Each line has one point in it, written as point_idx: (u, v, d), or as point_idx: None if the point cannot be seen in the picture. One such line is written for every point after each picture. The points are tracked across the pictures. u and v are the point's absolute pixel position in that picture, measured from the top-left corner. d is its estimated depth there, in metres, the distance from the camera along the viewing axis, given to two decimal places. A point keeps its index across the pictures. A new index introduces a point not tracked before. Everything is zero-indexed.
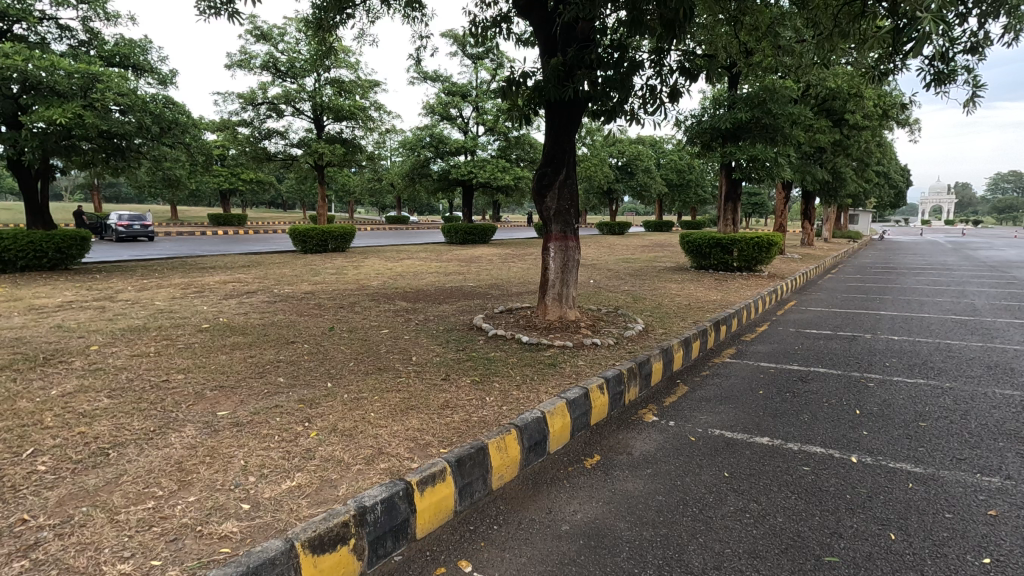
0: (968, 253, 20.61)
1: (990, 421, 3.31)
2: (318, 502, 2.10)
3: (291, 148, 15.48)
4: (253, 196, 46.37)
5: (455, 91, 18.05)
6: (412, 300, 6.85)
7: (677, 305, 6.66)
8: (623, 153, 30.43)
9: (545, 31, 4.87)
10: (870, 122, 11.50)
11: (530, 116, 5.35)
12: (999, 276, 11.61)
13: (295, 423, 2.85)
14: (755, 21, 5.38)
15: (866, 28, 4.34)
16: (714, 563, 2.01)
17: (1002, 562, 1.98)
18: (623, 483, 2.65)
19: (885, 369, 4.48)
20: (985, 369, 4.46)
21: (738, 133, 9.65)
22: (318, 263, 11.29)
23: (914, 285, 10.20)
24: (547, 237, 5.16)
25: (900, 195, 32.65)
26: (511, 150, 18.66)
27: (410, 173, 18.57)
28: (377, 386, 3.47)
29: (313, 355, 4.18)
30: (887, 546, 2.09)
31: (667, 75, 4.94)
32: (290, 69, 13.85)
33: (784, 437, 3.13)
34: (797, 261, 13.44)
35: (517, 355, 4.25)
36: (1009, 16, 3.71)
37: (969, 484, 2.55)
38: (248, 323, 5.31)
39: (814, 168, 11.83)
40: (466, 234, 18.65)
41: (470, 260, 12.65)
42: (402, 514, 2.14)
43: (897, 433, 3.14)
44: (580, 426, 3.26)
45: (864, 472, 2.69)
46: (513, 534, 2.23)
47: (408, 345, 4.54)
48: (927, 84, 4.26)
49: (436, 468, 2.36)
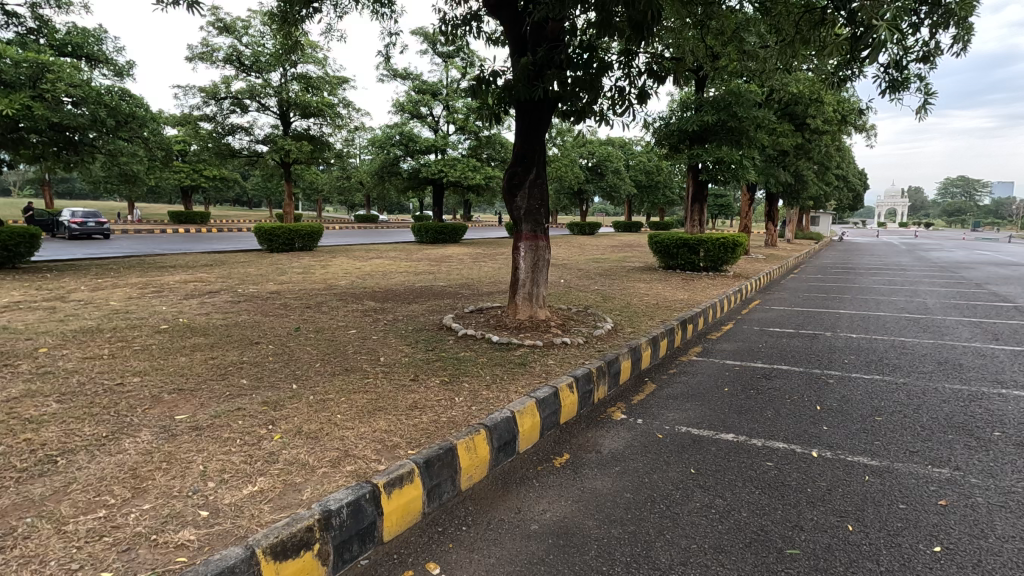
0: (920, 253, 21.57)
1: (940, 415, 3.45)
2: (281, 507, 2.04)
3: (256, 145, 15.09)
4: (216, 193, 45.05)
5: (425, 89, 17.93)
6: (381, 300, 6.74)
7: (645, 304, 6.77)
8: (593, 154, 30.70)
9: (515, 30, 4.86)
10: (830, 126, 11.92)
11: (500, 116, 5.34)
12: (948, 276, 12.15)
13: (258, 426, 2.77)
14: (721, 26, 5.51)
15: (825, 36, 4.48)
16: (681, 559, 2.04)
17: (951, 549, 2.07)
18: (592, 481, 2.66)
19: (844, 366, 4.63)
20: (936, 364, 4.65)
21: (704, 136, 9.84)
22: (283, 263, 11.01)
23: (871, 285, 10.60)
24: (517, 237, 5.15)
25: (857, 198, 33.86)
26: (482, 150, 18.61)
27: (379, 172, 18.34)
28: (344, 387, 3.41)
29: (278, 356, 4.08)
30: (845, 537, 2.15)
31: (635, 77, 5.00)
32: (254, 63, 13.50)
33: (748, 433, 3.20)
34: (761, 261, 13.75)
35: (487, 355, 4.23)
36: (958, 26, 3.88)
37: (921, 475, 2.65)
38: (209, 324, 5.16)
39: (777, 171, 12.15)
40: (436, 233, 18.52)
41: (440, 260, 12.56)
42: (368, 516, 2.10)
43: (855, 428, 3.25)
44: (549, 425, 3.27)
45: (824, 466, 2.78)
46: (482, 535, 2.22)
47: (376, 345, 4.47)
48: (881, 91, 4.41)
49: (403, 469, 2.32)
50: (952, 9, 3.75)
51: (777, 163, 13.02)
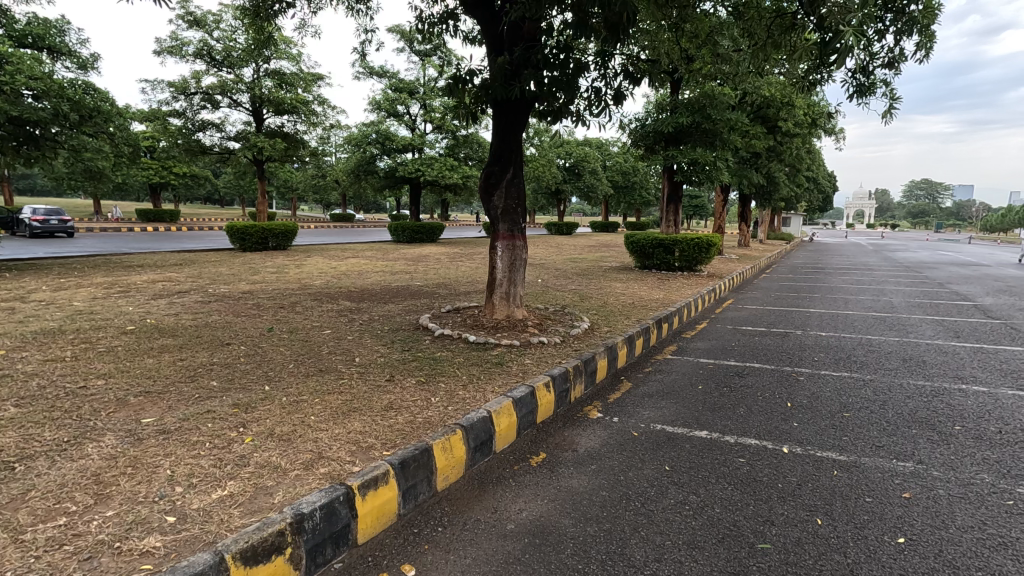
0: (886, 253, 22.25)
1: (904, 410, 3.56)
2: (251, 511, 2.00)
3: (228, 141, 14.78)
4: (186, 191, 44.08)
5: (402, 88, 17.79)
6: (357, 300, 6.65)
7: (621, 303, 6.83)
8: (570, 154, 30.86)
9: (492, 30, 4.86)
10: (800, 129, 12.22)
11: (477, 115, 5.33)
12: (912, 276, 12.54)
13: (228, 428, 2.71)
14: (695, 29, 5.60)
15: (795, 41, 4.58)
16: (655, 556, 2.06)
17: (914, 540, 2.13)
18: (569, 479, 2.67)
19: (814, 363, 4.74)
20: (902, 362, 4.79)
21: (679, 137, 9.98)
22: (256, 262, 10.79)
23: (839, 284, 10.87)
24: (494, 237, 5.13)
25: (827, 200, 34.72)
26: (460, 149, 18.53)
27: (355, 170, 18.13)
28: (318, 389, 3.35)
29: (251, 357, 4.00)
30: (814, 531, 2.20)
31: (611, 78, 5.04)
32: (226, 58, 13.22)
33: (722, 430, 3.25)
34: (734, 261, 13.99)
35: (464, 355, 4.21)
36: (921, 34, 4.00)
37: (886, 469, 2.73)
38: (178, 324, 5.02)
39: (750, 172, 12.39)
40: (413, 233, 18.41)
41: (417, 259, 12.48)
42: (342, 519, 2.08)
43: (824, 424, 3.33)
44: (526, 424, 3.27)
45: (795, 461, 2.84)
46: (458, 535, 2.21)
47: (351, 346, 4.42)
48: (849, 95, 4.53)
49: (378, 471, 2.30)
50: (916, 16, 3.86)
51: (750, 165, 13.26)
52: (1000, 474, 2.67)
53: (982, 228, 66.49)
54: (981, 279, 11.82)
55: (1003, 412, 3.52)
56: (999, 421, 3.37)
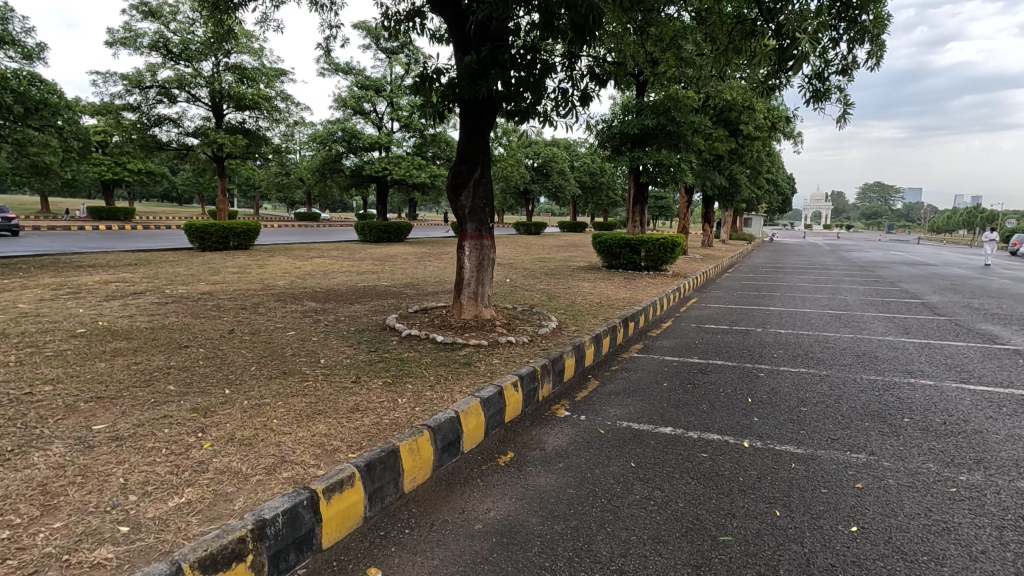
0: (840, 253, 23.12)
1: (857, 404, 3.71)
2: (210, 519, 1.94)
3: (186, 137, 14.31)
4: (142, 189, 42.49)
5: (369, 85, 17.57)
6: (321, 300, 6.54)
7: (589, 302, 6.91)
8: (539, 154, 31.04)
9: (459, 29, 4.85)
10: (760, 132, 12.59)
11: (443, 114, 5.30)
12: (866, 275, 13.05)
13: (186, 433, 2.63)
14: (660, 32, 5.70)
15: (754, 47, 4.72)
16: (621, 551, 2.09)
17: (866, 529, 2.22)
18: (536, 478, 2.69)
19: (773, 359, 4.89)
20: (855, 357, 4.99)
21: (644, 139, 10.15)
22: (216, 262, 10.48)
23: (797, 283, 11.24)
24: (462, 236, 5.11)
25: (786, 201, 35.83)
26: (427, 148, 18.40)
27: (321, 168, 17.82)
28: (281, 391, 3.27)
29: (210, 360, 3.89)
30: (773, 522, 2.27)
31: (578, 79, 5.09)
32: (183, 51, 12.79)
33: (686, 426, 3.32)
34: (697, 261, 14.32)
35: (431, 355, 4.19)
36: (872, 43, 4.17)
37: (841, 461, 2.84)
38: (132, 327, 4.84)
39: (712, 174, 12.71)
40: (380, 232, 18.21)
41: (384, 259, 12.33)
42: (305, 524, 2.03)
43: (783, 418, 3.44)
44: (493, 424, 3.27)
45: (755, 455, 2.92)
46: (425, 536, 2.20)
47: (316, 347, 4.35)
48: (806, 100, 4.69)
49: (343, 474, 2.26)
50: (867, 26, 4.03)
51: (713, 167, 13.60)
52: (945, 462, 2.81)
53: (930, 229, 69.78)
54: (928, 277, 12.40)
55: (947, 404, 3.71)
56: (944, 412, 3.54)
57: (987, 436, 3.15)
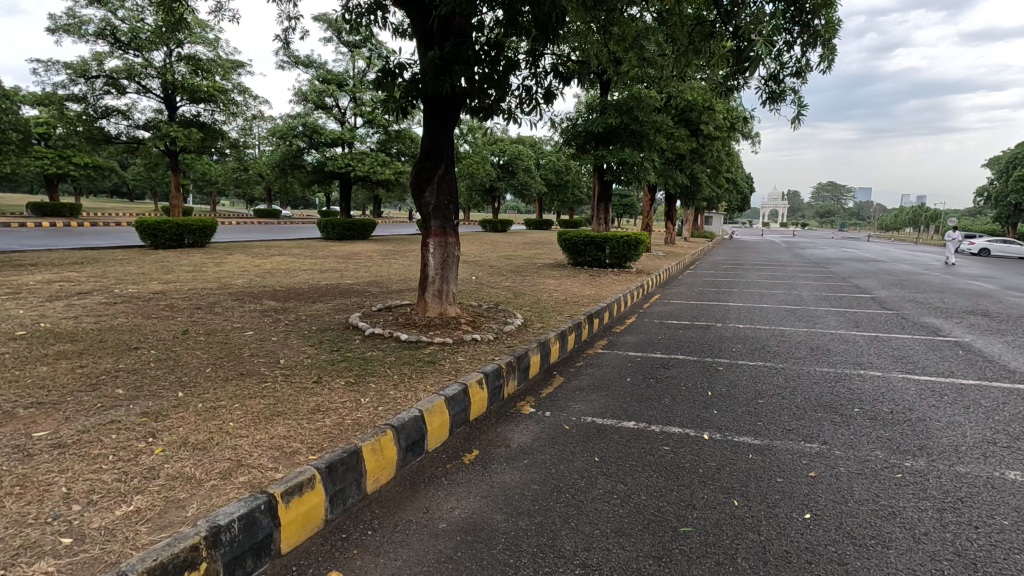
0: (796, 250, 23.93)
1: (811, 395, 3.85)
2: (161, 527, 1.87)
3: (136, 130, 13.71)
4: (90, 184, 40.53)
5: (330, 79, 17.22)
6: (282, 299, 6.36)
7: (554, 299, 6.94)
8: (504, 152, 31.04)
9: (422, 23, 4.79)
10: (719, 132, 12.93)
11: (407, 109, 5.23)
12: (820, 271, 13.55)
13: (136, 439, 2.52)
14: (623, 32, 5.77)
15: (713, 48, 4.83)
16: (585, 545, 2.10)
17: (819, 515, 2.31)
18: (501, 475, 2.69)
19: (732, 354, 5.03)
20: (809, 350, 5.17)
21: (608, 138, 10.27)
22: (170, 260, 10.09)
23: (755, 280, 11.58)
24: (426, 234, 5.06)
25: (745, 200, 36.88)
26: (392, 144, 18.13)
27: (281, 164, 17.37)
28: (239, 393, 3.17)
29: (163, 362, 3.74)
30: (731, 512, 2.33)
31: (542, 77, 5.10)
32: (132, 40, 12.23)
33: (649, 420, 3.38)
34: (660, 258, 14.58)
35: (395, 354, 4.13)
36: (824, 47, 4.32)
37: (795, 451, 2.94)
38: (77, 328, 4.60)
39: (674, 173, 12.95)
40: (344, 229, 17.88)
41: (347, 257, 12.11)
42: (263, 529, 1.98)
43: (741, 410, 3.54)
44: (458, 422, 3.25)
45: (714, 446, 2.99)
46: (389, 537, 2.16)
47: (276, 347, 4.24)
48: (763, 101, 4.83)
49: (303, 476, 2.21)
50: (819, 30, 4.17)
51: (675, 166, 13.87)
52: (891, 450, 2.94)
53: (879, 227, 72.95)
54: (877, 273, 12.97)
55: (894, 394, 3.88)
56: (891, 402, 3.71)
57: (929, 423, 3.32)
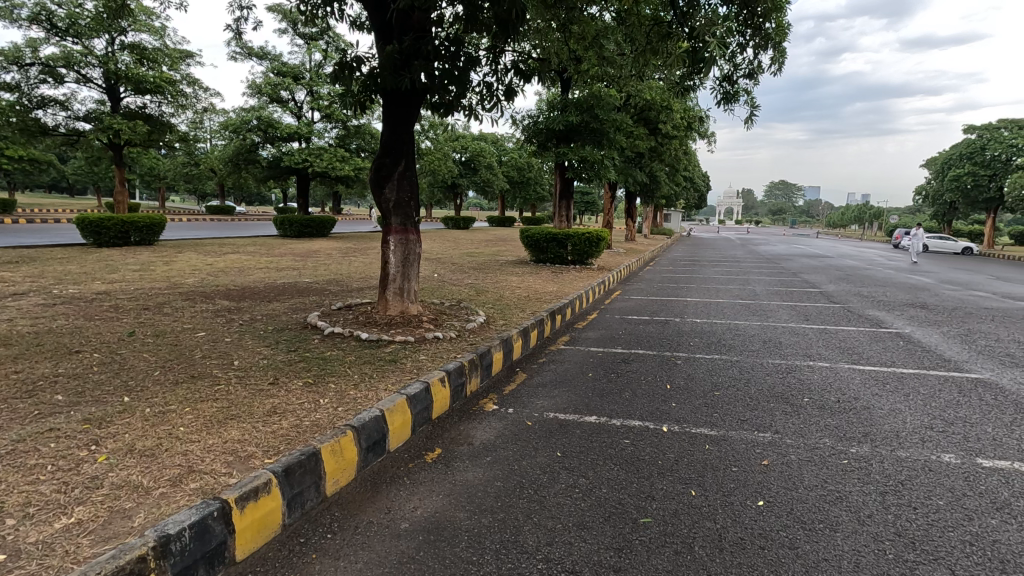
0: (750, 247, 24.73)
1: (765, 386, 3.99)
2: (104, 539, 1.78)
3: (76, 122, 13.00)
4: (25, 178, 38.23)
5: (286, 72, 16.77)
6: (236, 299, 6.16)
7: (516, 296, 6.96)
8: (466, 149, 30.89)
9: (380, 16, 4.71)
10: (677, 132, 13.24)
11: (365, 104, 5.13)
12: (773, 267, 14.04)
13: (77, 447, 2.39)
14: (582, 31, 5.83)
15: (670, 49, 4.93)
16: (547, 540, 2.12)
17: (771, 502, 2.39)
18: (464, 473, 2.68)
19: (690, 348, 5.16)
20: (762, 343, 5.36)
21: (569, 136, 10.36)
22: (115, 259, 9.61)
23: (712, 275, 11.91)
24: (386, 231, 4.98)
25: (702, 198, 37.84)
26: (351, 140, 17.79)
27: (234, 159, 16.78)
28: (189, 397, 3.05)
29: (107, 366, 3.57)
30: (689, 502, 2.39)
31: (502, 74, 5.10)
32: (70, 26, 11.58)
33: (610, 414, 3.42)
34: (621, 255, 14.80)
35: (356, 353, 4.06)
36: (775, 50, 4.46)
37: (749, 441, 3.03)
38: (11, 332, 4.33)
39: (634, 171, 13.17)
40: (301, 227, 17.43)
41: (305, 255, 11.82)
42: (216, 537, 1.91)
43: (698, 402, 3.63)
44: (420, 421, 3.22)
45: (672, 438, 3.07)
46: (349, 540, 2.13)
47: (229, 348, 4.10)
48: (717, 101, 4.96)
49: (259, 481, 2.14)
50: (770, 34, 4.31)
51: (634, 164, 14.10)
52: (838, 437, 3.08)
53: (827, 224, 76.10)
54: (825, 269, 13.53)
55: (841, 383, 4.07)
56: (838, 391, 3.88)
57: (872, 411, 3.49)
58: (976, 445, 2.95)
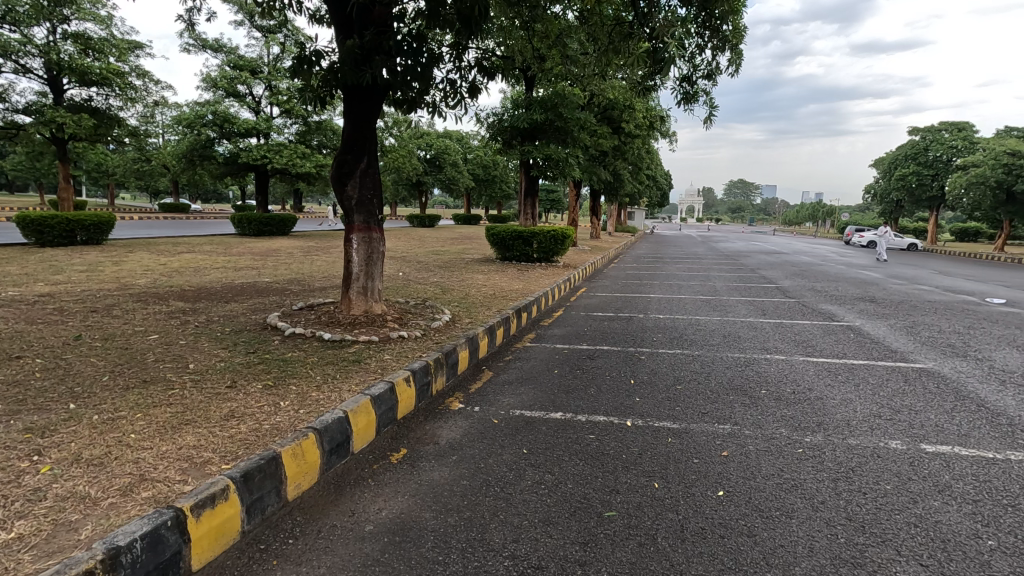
0: (711, 244, 25.36)
1: (725, 379, 4.11)
2: (48, 553, 1.69)
3: (15, 115, 12.31)
4: None
5: (242, 65, 16.28)
6: (190, 300, 5.95)
7: (482, 294, 6.95)
8: (431, 146, 30.67)
9: (339, 10, 4.62)
10: (639, 131, 13.45)
11: (325, 99, 5.03)
12: (732, 263, 14.44)
13: (17, 458, 2.26)
14: (545, 29, 5.86)
15: (631, 48, 5.00)
16: (513, 536, 2.12)
17: (731, 492, 2.46)
18: (430, 473, 2.66)
19: (653, 343, 5.25)
20: (722, 338, 5.50)
21: (534, 134, 10.40)
22: (60, 259, 9.15)
23: (674, 272, 12.15)
24: (348, 229, 4.89)
25: (664, 196, 38.58)
26: (312, 136, 17.41)
27: (189, 155, 16.19)
28: (141, 402, 2.93)
29: (51, 371, 3.39)
30: (652, 494, 2.44)
31: (466, 71, 5.08)
32: (7, 13, 10.95)
33: (575, 410, 3.46)
34: (586, 252, 14.95)
35: (318, 354, 3.98)
36: (731, 52, 4.58)
37: (710, 433, 3.11)
38: None
39: (599, 169, 13.32)
40: (261, 225, 16.95)
41: (265, 254, 11.50)
42: (170, 547, 1.84)
43: (661, 396, 3.71)
44: (385, 421, 3.18)
45: (636, 433, 3.12)
46: (312, 544, 2.08)
47: (184, 350, 3.96)
48: (677, 101, 5.06)
49: (216, 487, 2.07)
50: (727, 35, 4.40)
51: (598, 162, 14.24)
52: (794, 427, 3.19)
53: (783, 222, 78.65)
54: (782, 265, 13.97)
55: (797, 375, 4.21)
56: (794, 383, 4.02)
57: (825, 401, 3.63)
58: (919, 431, 3.11)
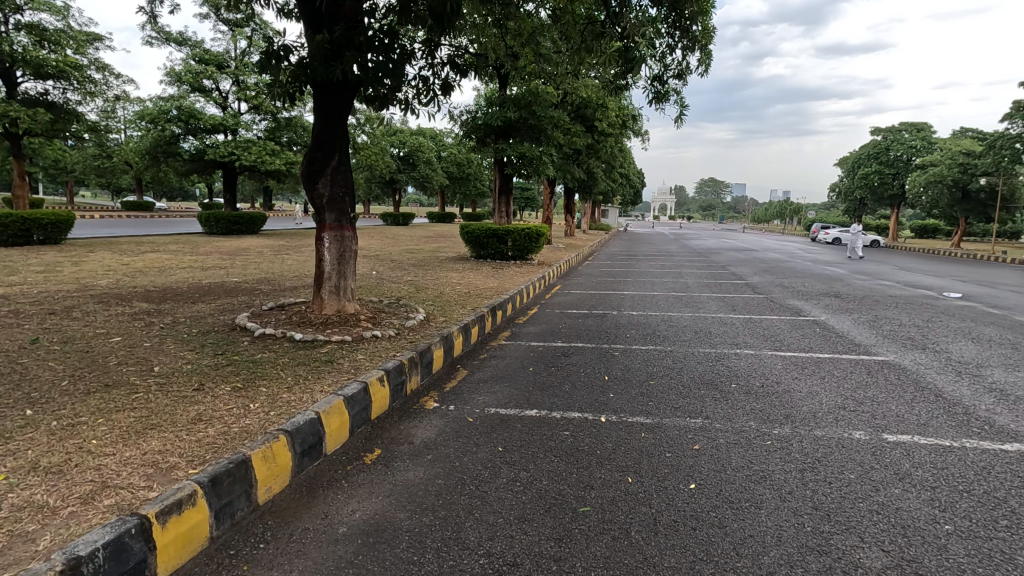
0: (683, 241, 25.73)
1: (696, 374, 4.18)
2: (2, 567, 1.62)
3: None
4: None
5: (208, 60, 15.86)
6: (155, 300, 5.78)
7: (457, 292, 6.92)
8: (404, 144, 30.39)
9: (308, 4, 4.53)
10: (612, 129, 13.55)
11: (295, 95, 4.93)
12: (703, 260, 14.70)
13: None
14: (518, 27, 5.86)
15: (603, 47, 5.03)
16: (488, 534, 2.13)
17: (702, 485, 2.50)
18: (404, 473, 2.64)
19: (627, 339, 5.31)
20: (694, 333, 5.60)
21: (508, 131, 10.40)
22: (14, 260, 8.78)
23: (647, 269, 12.31)
24: (320, 227, 4.81)
25: (637, 195, 39.03)
26: (281, 133, 17.07)
27: (152, 151, 15.71)
28: (103, 407, 2.83)
29: (5, 376, 3.25)
30: (626, 489, 2.47)
31: (438, 68, 5.04)
32: None
33: (550, 407, 3.47)
34: (560, 250, 15.01)
35: (289, 354, 3.91)
36: (701, 52, 4.65)
37: (682, 427, 3.16)
38: None
39: (572, 167, 13.40)
40: (229, 223, 16.55)
41: (234, 253, 11.25)
42: (135, 555, 1.78)
43: (635, 392, 3.75)
44: (359, 422, 3.14)
45: (610, 428, 3.15)
46: (284, 548, 2.05)
47: (149, 352, 3.84)
48: (649, 100, 5.12)
49: (182, 493, 2.02)
50: (696, 36, 4.46)
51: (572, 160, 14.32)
52: (762, 420, 3.26)
53: (752, 220, 80.39)
54: (752, 262, 14.25)
55: (766, 369, 4.32)
56: (763, 376, 4.12)
57: (793, 393, 3.73)
58: (881, 422, 3.22)
